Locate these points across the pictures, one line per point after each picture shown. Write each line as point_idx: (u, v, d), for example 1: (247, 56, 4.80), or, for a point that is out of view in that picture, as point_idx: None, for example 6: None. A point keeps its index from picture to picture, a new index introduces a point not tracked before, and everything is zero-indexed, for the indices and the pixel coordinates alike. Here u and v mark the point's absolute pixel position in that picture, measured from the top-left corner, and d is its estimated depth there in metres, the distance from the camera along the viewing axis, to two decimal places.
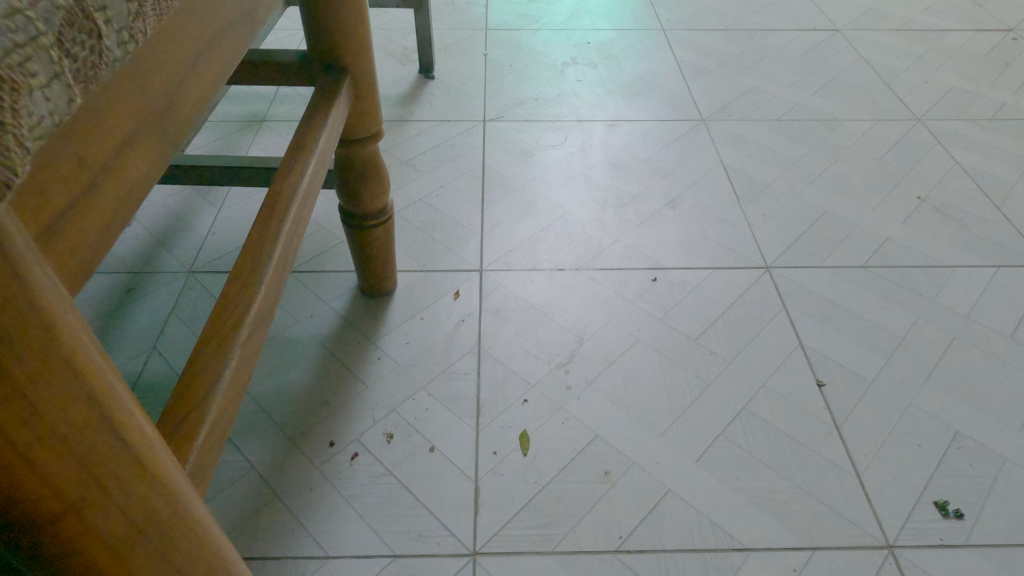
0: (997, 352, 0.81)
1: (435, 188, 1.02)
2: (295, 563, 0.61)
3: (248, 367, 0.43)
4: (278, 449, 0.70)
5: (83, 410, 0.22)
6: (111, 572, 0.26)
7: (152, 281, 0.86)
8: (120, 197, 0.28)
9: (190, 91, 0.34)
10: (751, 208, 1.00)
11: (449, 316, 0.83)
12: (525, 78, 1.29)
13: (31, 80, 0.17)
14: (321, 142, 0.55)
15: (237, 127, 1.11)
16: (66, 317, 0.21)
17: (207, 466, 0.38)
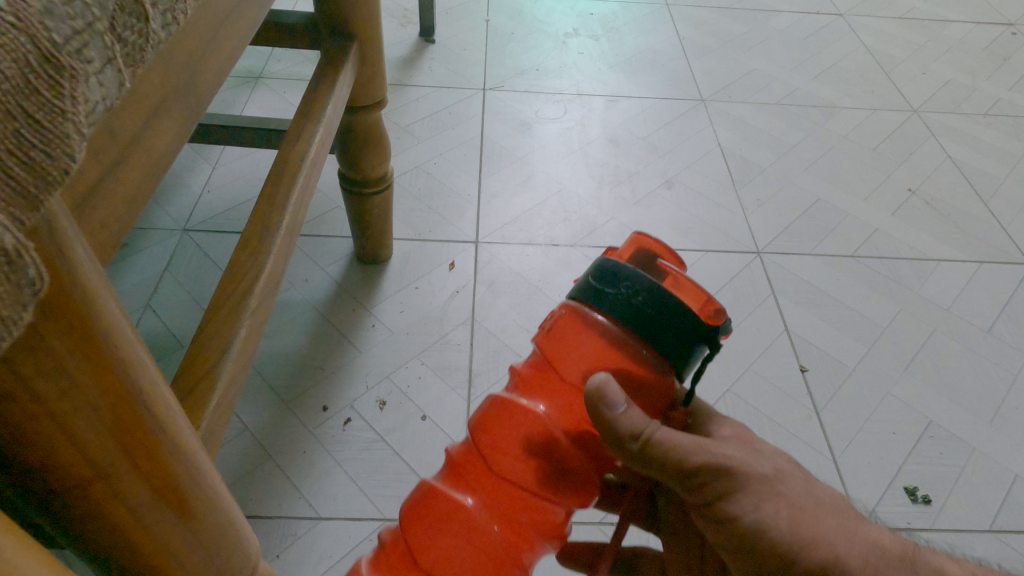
0: (974, 346, 0.84)
1: (433, 156, 1.02)
2: (287, 524, 0.63)
3: (257, 333, 0.44)
4: (271, 411, 0.71)
5: (116, 380, 0.23)
6: (136, 538, 0.26)
7: (145, 237, 0.85)
8: (149, 169, 0.28)
9: (208, 64, 0.33)
10: (745, 192, 1.01)
11: (444, 287, 0.84)
12: (527, 46, 1.28)
13: (88, 66, 0.17)
14: (328, 109, 0.54)
15: (233, 83, 1.09)
16: (100, 293, 0.21)
17: (217, 429, 0.39)
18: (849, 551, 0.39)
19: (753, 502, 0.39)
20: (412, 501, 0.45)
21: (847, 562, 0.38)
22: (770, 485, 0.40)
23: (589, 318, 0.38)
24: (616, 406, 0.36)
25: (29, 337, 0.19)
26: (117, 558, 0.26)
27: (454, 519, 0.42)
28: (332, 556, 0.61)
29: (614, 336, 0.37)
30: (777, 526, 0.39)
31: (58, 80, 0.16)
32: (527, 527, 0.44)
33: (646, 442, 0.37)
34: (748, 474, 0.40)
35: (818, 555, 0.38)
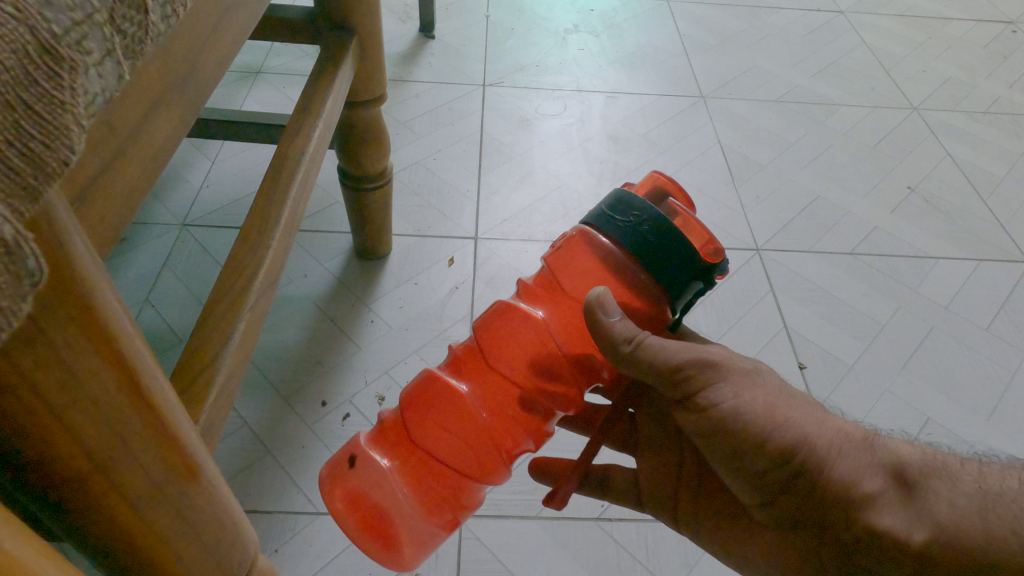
0: (972, 343, 0.84)
1: (433, 152, 1.02)
2: (286, 518, 0.63)
3: (256, 327, 0.44)
4: (270, 406, 0.71)
5: (114, 373, 0.23)
6: (135, 530, 0.26)
7: (144, 232, 0.85)
8: (148, 163, 0.28)
9: (206, 58, 0.33)
10: (745, 189, 1.01)
11: (443, 283, 0.84)
12: (527, 42, 1.27)
13: (87, 57, 0.17)
14: (328, 104, 0.54)
15: (232, 79, 1.09)
16: (98, 284, 0.21)
17: (215, 423, 0.39)
18: (817, 434, 0.42)
19: (732, 390, 0.43)
20: (408, 388, 0.48)
21: (814, 442, 0.42)
22: (748, 376, 0.44)
23: (595, 240, 0.41)
24: (611, 317, 0.41)
25: (27, 329, 0.19)
26: (115, 551, 0.26)
27: (446, 404, 0.45)
28: (331, 551, 0.62)
29: (616, 261, 0.41)
30: (753, 411, 0.42)
31: (59, 70, 0.16)
32: (513, 427, 0.47)
33: (638, 347, 0.41)
34: (729, 368, 0.44)
35: (787, 435, 0.42)
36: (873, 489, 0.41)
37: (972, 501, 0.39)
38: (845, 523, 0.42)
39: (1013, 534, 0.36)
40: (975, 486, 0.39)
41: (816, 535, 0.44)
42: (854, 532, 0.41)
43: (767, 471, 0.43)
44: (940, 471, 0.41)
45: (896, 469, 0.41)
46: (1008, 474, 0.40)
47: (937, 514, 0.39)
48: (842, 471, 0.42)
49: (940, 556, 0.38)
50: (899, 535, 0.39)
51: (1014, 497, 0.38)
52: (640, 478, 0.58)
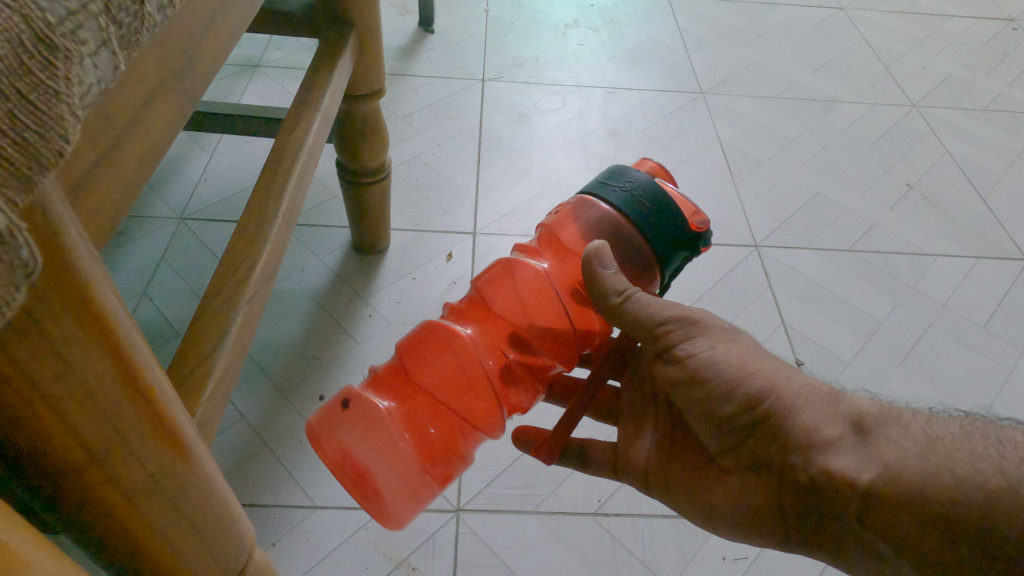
0: (969, 341, 0.84)
1: (432, 147, 1.02)
2: (283, 512, 0.63)
3: (253, 321, 0.44)
4: (268, 400, 0.71)
5: (109, 365, 0.23)
6: (129, 522, 0.26)
7: (142, 225, 0.85)
8: (144, 153, 0.28)
9: (203, 50, 0.33)
10: (744, 185, 1.01)
11: (441, 277, 0.84)
12: (526, 37, 1.27)
13: (82, 48, 0.17)
14: (326, 98, 0.54)
15: (230, 72, 1.08)
16: (94, 277, 0.21)
17: (211, 416, 0.38)
18: (785, 385, 0.44)
19: (708, 343, 0.45)
20: (409, 335, 0.50)
21: (780, 392, 0.44)
22: (726, 334, 0.46)
23: (591, 208, 0.45)
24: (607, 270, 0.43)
25: (21, 319, 0.19)
26: (110, 543, 0.26)
27: (446, 343, 0.48)
28: (327, 545, 0.62)
29: (611, 225, 0.44)
30: (726, 361, 0.44)
31: (52, 59, 0.15)
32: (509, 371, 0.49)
33: (627, 299, 0.43)
34: (708, 325, 0.46)
35: (755, 385, 0.44)
36: (831, 436, 0.42)
37: (919, 443, 0.39)
38: (801, 467, 0.42)
39: (950, 472, 0.37)
40: (923, 432, 0.40)
41: (772, 480, 0.44)
42: (809, 476, 0.42)
43: (734, 419, 0.44)
44: (894, 420, 0.41)
45: (854, 418, 0.42)
46: (953, 422, 0.40)
47: (886, 453, 0.39)
48: (803, 418, 0.43)
49: (886, 495, 0.38)
50: (849, 474, 0.40)
51: (957, 440, 0.38)
52: (621, 447, 0.54)
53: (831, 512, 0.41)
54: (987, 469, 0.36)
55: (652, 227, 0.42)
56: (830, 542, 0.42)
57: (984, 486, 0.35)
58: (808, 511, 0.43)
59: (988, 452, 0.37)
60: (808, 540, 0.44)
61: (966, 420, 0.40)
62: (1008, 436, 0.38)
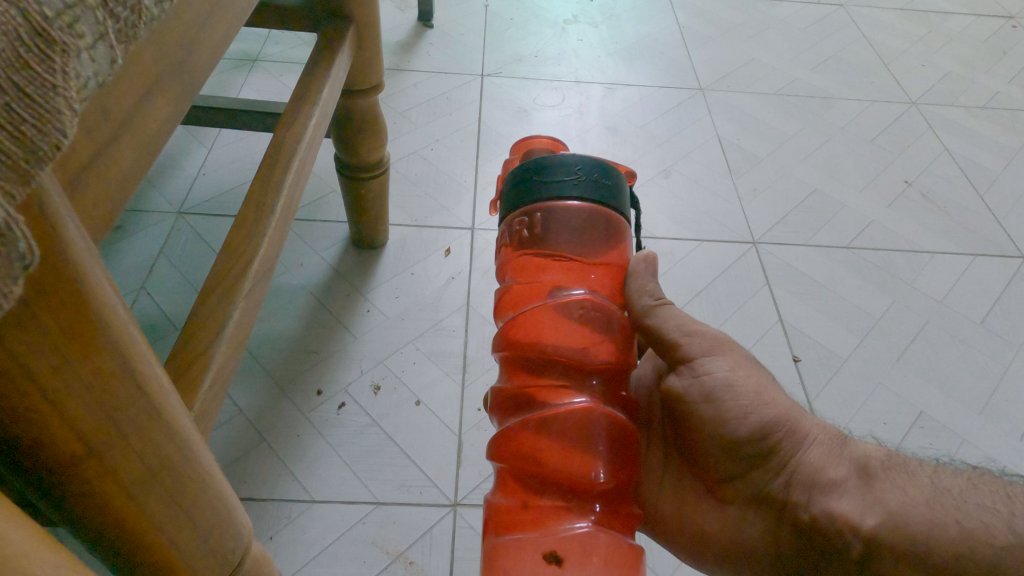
0: (966, 338, 0.84)
1: (431, 142, 1.01)
2: (281, 506, 0.64)
3: (251, 315, 0.44)
4: (266, 395, 0.71)
5: (107, 359, 0.23)
6: (127, 515, 0.26)
7: (140, 219, 0.85)
8: (141, 147, 0.28)
9: (201, 46, 0.33)
10: (742, 182, 1.01)
11: (439, 273, 0.84)
12: (526, 33, 1.27)
13: (79, 41, 0.17)
14: (324, 92, 0.54)
15: (229, 66, 1.08)
16: (92, 271, 0.21)
17: (209, 411, 0.39)
18: (796, 422, 0.45)
19: (725, 366, 0.47)
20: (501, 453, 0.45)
21: (791, 427, 0.44)
22: (745, 361, 0.48)
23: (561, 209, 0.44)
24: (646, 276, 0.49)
25: (18, 310, 0.19)
26: (108, 535, 0.26)
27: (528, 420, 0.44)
28: (324, 539, 0.62)
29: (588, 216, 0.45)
30: (743, 390, 0.46)
31: (49, 53, 0.15)
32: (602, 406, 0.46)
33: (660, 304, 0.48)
34: (731, 350, 0.48)
35: (767, 419, 0.45)
36: (836, 477, 0.42)
37: (927, 492, 0.39)
38: (804, 505, 0.43)
39: (957, 525, 0.37)
40: (930, 481, 0.40)
41: (775, 512, 0.45)
42: (810, 516, 0.42)
43: (742, 450, 0.46)
44: (899, 467, 0.41)
45: (860, 461, 0.42)
46: (961, 474, 0.40)
47: (891, 500, 0.39)
48: (811, 456, 0.43)
49: (888, 544, 0.39)
50: (852, 518, 0.40)
51: (966, 493, 0.38)
52: None
53: (829, 554, 0.42)
54: (997, 525, 0.36)
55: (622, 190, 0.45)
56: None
57: (994, 543, 0.36)
58: (807, 547, 0.43)
59: (997, 506, 0.37)
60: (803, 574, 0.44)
61: (973, 472, 0.40)
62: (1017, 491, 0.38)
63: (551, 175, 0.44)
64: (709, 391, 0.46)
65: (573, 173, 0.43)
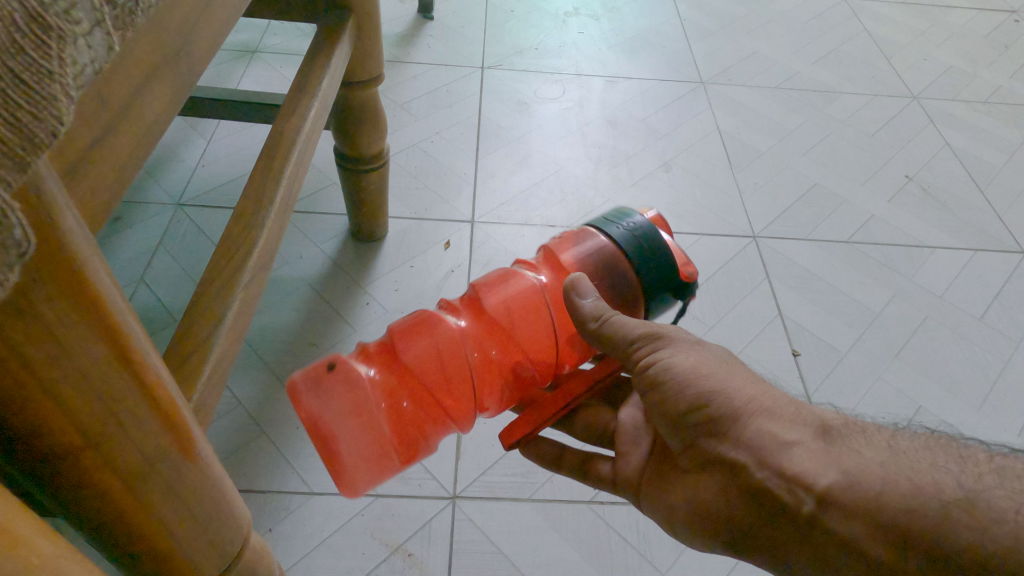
0: (965, 332, 0.84)
1: (430, 135, 1.01)
2: (280, 497, 0.64)
3: (250, 307, 0.44)
4: (265, 387, 0.71)
5: (106, 350, 0.22)
6: (126, 504, 0.26)
7: (139, 211, 0.84)
8: (137, 139, 0.28)
9: (198, 38, 0.33)
10: (742, 175, 1.01)
11: (439, 266, 0.84)
12: (526, 25, 1.26)
13: (76, 28, 0.17)
14: (324, 82, 0.54)
15: (227, 58, 1.07)
16: (91, 261, 0.21)
17: (207, 403, 0.38)
18: (753, 394, 0.42)
19: (676, 350, 0.43)
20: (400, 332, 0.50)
21: (744, 398, 0.42)
22: (692, 343, 0.44)
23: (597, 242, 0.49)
24: (586, 299, 0.45)
25: (16, 299, 0.19)
26: (108, 525, 0.26)
27: (450, 356, 0.50)
28: (323, 531, 0.62)
29: (609, 255, 0.48)
30: (689, 367, 0.43)
31: (45, 39, 0.15)
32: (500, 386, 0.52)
33: (604, 322, 0.44)
34: (675, 335, 0.45)
35: (720, 390, 0.42)
36: (792, 438, 0.40)
37: (884, 454, 0.38)
38: (755, 468, 0.40)
39: (907, 481, 0.36)
40: (888, 444, 0.39)
41: (728, 478, 0.41)
42: (763, 478, 0.39)
43: (688, 416, 0.42)
44: (858, 431, 0.40)
45: (818, 426, 0.41)
46: (917, 438, 0.40)
47: (847, 459, 0.38)
48: (765, 421, 0.41)
49: (841, 502, 0.37)
50: (806, 477, 0.38)
51: (923, 455, 0.37)
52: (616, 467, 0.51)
53: (785, 519, 0.39)
54: (947, 481, 0.35)
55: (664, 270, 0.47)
56: (783, 551, 0.39)
57: (941, 497, 0.34)
58: (762, 515, 0.40)
59: (949, 465, 0.36)
60: (761, 549, 0.41)
61: (929, 437, 0.40)
62: (975, 454, 0.38)
63: (626, 225, 0.48)
64: (659, 371, 0.43)
65: (636, 240, 0.47)
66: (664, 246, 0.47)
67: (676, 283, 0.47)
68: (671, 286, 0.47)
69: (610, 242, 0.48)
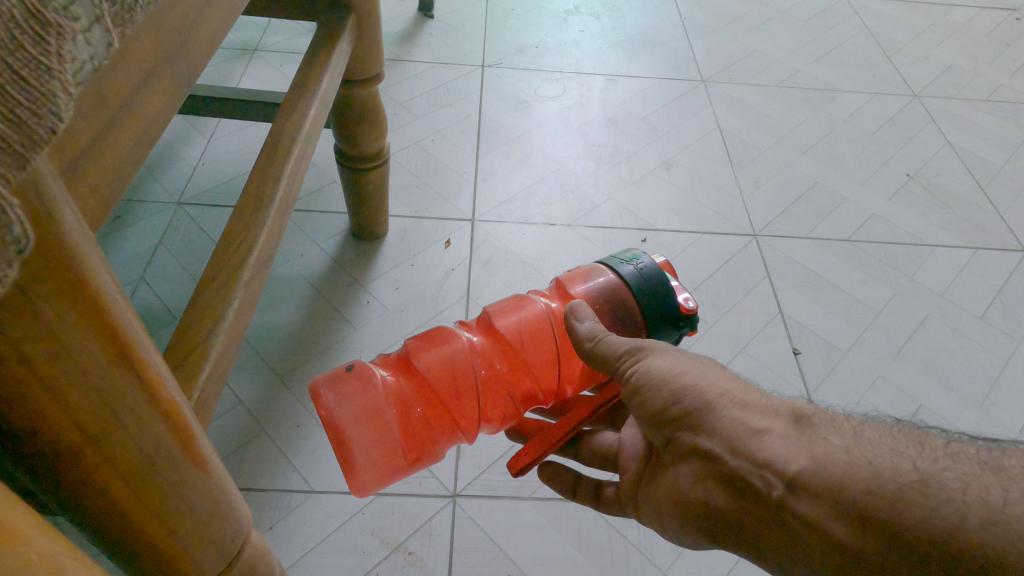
0: (966, 331, 0.84)
1: (431, 133, 1.01)
2: (280, 496, 0.64)
3: (250, 306, 0.44)
4: (265, 386, 0.71)
5: (104, 348, 0.22)
6: (126, 501, 0.26)
7: (140, 210, 0.84)
8: (136, 136, 0.28)
9: (197, 35, 0.33)
10: (743, 174, 1.01)
11: (439, 264, 0.84)
12: (526, 23, 1.26)
13: (75, 25, 0.17)
14: (324, 81, 0.54)
15: (228, 57, 1.07)
16: (89, 258, 0.21)
17: (207, 400, 0.38)
18: (731, 390, 0.41)
19: (659, 356, 0.42)
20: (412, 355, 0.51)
21: (720, 393, 0.40)
22: (674, 350, 0.43)
23: (605, 278, 0.49)
24: (584, 323, 0.46)
25: (14, 297, 0.19)
26: (109, 522, 0.26)
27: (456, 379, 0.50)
28: (324, 530, 0.62)
29: (614, 292, 0.48)
30: (669, 368, 0.41)
31: (45, 36, 0.15)
32: (510, 403, 0.52)
33: (598, 342, 0.44)
34: (658, 344, 0.44)
35: (694, 385, 0.41)
36: (763, 426, 0.38)
37: (849, 440, 0.36)
38: (726, 456, 0.38)
39: (868, 466, 0.34)
40: (854, 432, 0.37)
41: (701, 466, 0.40)
42: (734, 465, 0.38)
43: (666, 411, 0.41)
44: (832, 419, 0.39)
45: (794, 416, 0.39)
46: (884, 425, 0.38)
47: (814, 446, 0.37)
48: (739, 411, 0.39)
49: (809, 487, 0.35)
50: (776, 462, 0.37)
51: (886, 440, 0.36)
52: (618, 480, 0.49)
53: (754, 506, 0.37)
54: (904, 463, 0.34)
55: (667, 309, 0.47)
56: (758, 541, 0.38)
57: (899, 479, 0.33)
58: (735, 504, 0.38)
59: (908, 450, 0.35)
60: (737, 542, 0.39)
61: (894, 425, 0.38)
62: (934, 441, 0.36)
63: (634, 265, 0.48)
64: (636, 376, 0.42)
65: (643, 280, 0.47)
66: (671, 288, 0.47)
67: (680, 321, 0.47)
68: (673, 323, 0.47)
69: (618, 278, 0.48)
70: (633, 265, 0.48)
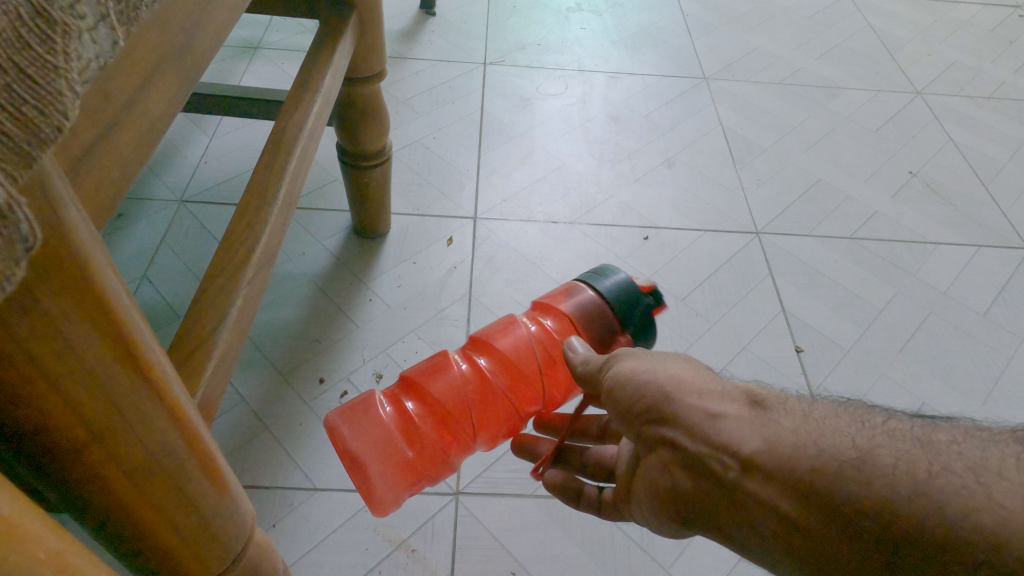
0: (968, 328, 0.84)
1: (433, 131, 1.01)
2: (283, 493, 0.64)
3: (253, 303, 0.44)
4: (267, 384, 0.71)
5: (111, 344, 0.22)
6: (130, 498, 0.26)
7: (142, 208, 0.84)
8: (140, 135, 0.28)
9: (200, 33, 0.33)
10: (745, 172, 1.01)
11: (441, 262, 0.84)
12: (528, 21, 1.26)
13: (81, 22, 0.17)
14: (327, 79, 0.54)
15: (230, 55, 1.07)
16: (95, 255, 0.21)
17: (212, 396, 0.39)
18: (688, 378, 0.40)
19: (629, 360, 0.43)
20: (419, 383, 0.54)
21: (676, 381, 0.40)
22: (643, 353, 0.44)
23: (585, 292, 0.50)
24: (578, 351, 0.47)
25: (20, 296, 0.19)
26: (114, 519, 0.26)
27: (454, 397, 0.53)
28: (327, 527, 0.62)
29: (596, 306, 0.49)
30: (634, 369, 0.41)
31: (50, 34, 0.15)
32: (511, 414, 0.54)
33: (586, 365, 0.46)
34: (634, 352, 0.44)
35: (653, 379, 0.40)
36: (717, 409, 0.38)
37: (799, 421, 0.36)
38: (683, 442, 0.38)
39: (813, 445, 0.34)
40: (805, 413, 0.37)
41: (666, 455, 0.39)
42: (692, 450, 0.37)
43: (631, 407, 0.41)
44: (789, 401, 0.38)
45: (747, 398, 0.38)
46: (833, 405, 0.37)
47: (767, 428, 0.36)
48: (692, 396, 0.39)
49: (764, 467, 0.35)
50: (729, 444, 0.36)
51: (832, 420, 0.36)
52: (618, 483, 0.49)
53: (712, 488, 0.37)
54: (844, 442, 0.34)
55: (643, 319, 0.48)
56: (719, 520, 0.37)
57: (839, 457, 0.33)
58: (698, 488, 0.37)
59: (849, 428, 0.35)
60: (705, 523, 0.38)
61: (842, 404, 0.38)
62: (875, 418, 0.36)
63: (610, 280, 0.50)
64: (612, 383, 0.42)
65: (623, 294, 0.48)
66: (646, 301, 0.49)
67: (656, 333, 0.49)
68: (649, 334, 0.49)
69: (596, 294, 0.49)
70: (611, 281, 0.49)
